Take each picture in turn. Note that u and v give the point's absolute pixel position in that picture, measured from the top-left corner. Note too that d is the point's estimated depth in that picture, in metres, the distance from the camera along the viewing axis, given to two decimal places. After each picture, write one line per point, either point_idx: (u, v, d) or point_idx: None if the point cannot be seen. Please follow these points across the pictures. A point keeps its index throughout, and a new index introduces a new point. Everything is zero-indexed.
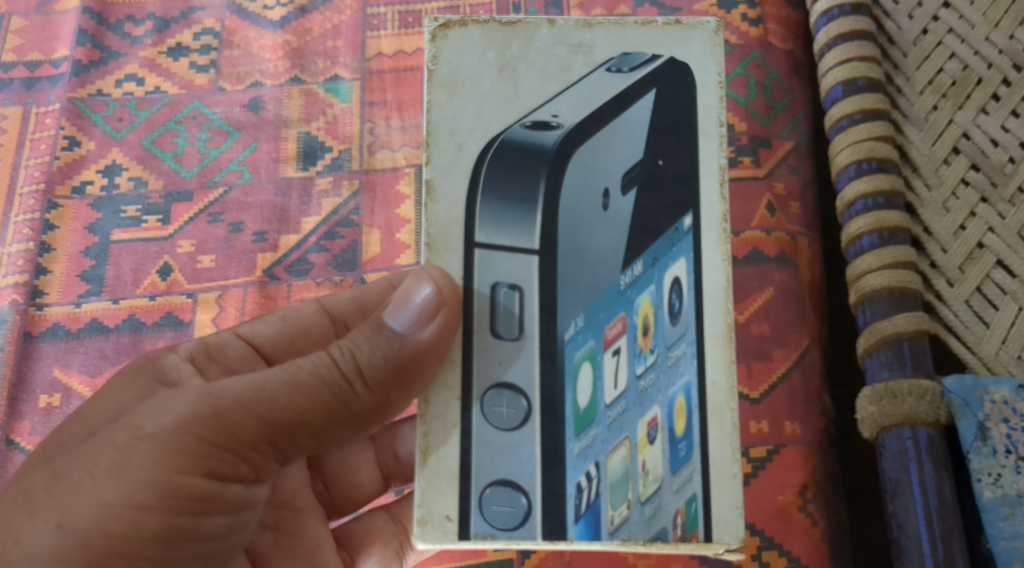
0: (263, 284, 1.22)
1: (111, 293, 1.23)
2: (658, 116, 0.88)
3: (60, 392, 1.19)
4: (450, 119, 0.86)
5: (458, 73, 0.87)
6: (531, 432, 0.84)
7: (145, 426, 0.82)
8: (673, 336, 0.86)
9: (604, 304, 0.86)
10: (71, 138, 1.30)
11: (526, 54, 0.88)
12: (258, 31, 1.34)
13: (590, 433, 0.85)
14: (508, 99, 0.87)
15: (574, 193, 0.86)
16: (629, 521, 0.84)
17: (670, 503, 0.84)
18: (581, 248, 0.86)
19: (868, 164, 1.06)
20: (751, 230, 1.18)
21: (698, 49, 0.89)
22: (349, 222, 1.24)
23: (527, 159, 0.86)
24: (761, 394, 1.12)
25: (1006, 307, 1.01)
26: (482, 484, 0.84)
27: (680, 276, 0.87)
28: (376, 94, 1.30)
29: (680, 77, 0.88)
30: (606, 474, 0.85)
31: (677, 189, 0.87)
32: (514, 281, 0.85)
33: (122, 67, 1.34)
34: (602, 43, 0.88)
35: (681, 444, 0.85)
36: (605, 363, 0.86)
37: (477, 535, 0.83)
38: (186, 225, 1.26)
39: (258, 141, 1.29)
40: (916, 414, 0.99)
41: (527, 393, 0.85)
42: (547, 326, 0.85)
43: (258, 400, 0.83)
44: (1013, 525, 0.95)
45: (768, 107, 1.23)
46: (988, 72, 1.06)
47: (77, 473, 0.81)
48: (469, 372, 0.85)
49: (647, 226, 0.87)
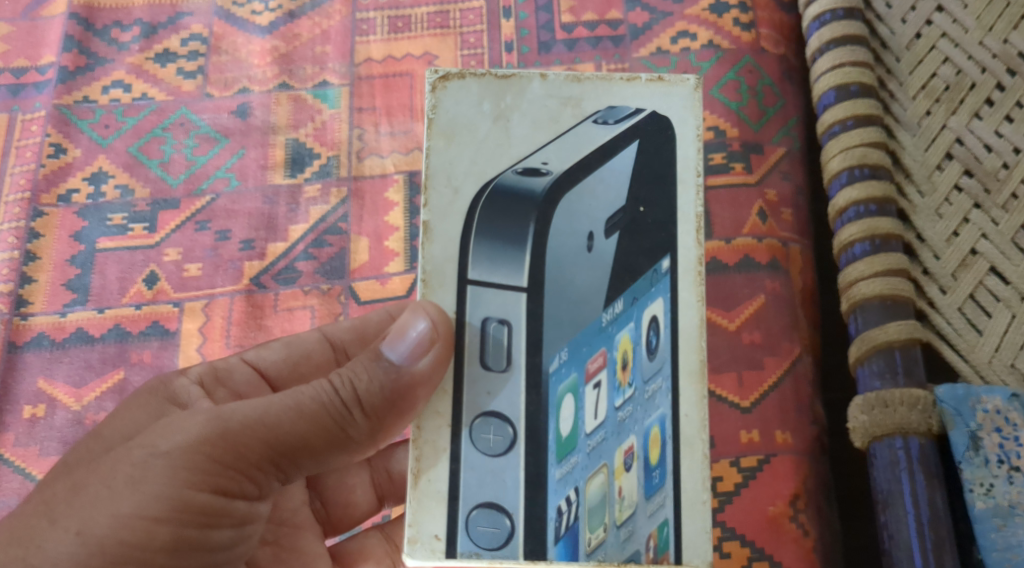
0: (250, 293, 1.21)
1: (97, 301, 1.22)
2: (640, 165, 0.87)
3: (44, 402, 1.17)
4: (445, 163, 0.85)
5: (456, 121, 0.86)
6: (516, 457, 0.84)
7: (160, 443, 0.82)
8: (650, 370, 0.86)
9: (587, 339, 0.85)
10: (58, 145, 1.29)
11: (520, 105, 0.87)
12: (247, 37, 1.33)
13: (571, 460, 0.84)
14: (501, 147, 0.86)
15: (560, 236, 0.85)
16: (604, 543, 0.84)
17: (643, 527, 0.84)
18: (566, 285, 0.85)
19: (860, 171, 1.05)
20: (743, 237, 1.17)
21: (679, 104, 0.88)
22: (338, 229, 1.23)
23: (517, 204, 0.85)
24: (752, 402, 1.11)
25: (1000, 314, 1.00)
26: (468, 506, 0.83)
27: (658, 314, 0.86)
28: (365, 100, 1.29)
29: (662, 130, 0.87)
30: (584, 499, 0.84)
31: (656, 234, 0.86)
32: (504, 316, 0.84)
33: (109, 73, 1.33)
34: (590, 97, 0.87)
35: (655, 472, 0.85)
36: (587, 396, 0.85)
37: (463, 553, 0.82)
38: (173, 233, 1.24)
39: (246, 147, 1.28)
40: (908, 424, 0.98)
41: (513, 421, 0.84)
42: (533, 359, 0.84)
43: (264, 424, 0.82)
44: (1005, 536, 0.94)
45: (760, 112, 1.22)
46: (982, 76, 1.05)
47: (95, 485, 0.81)
48: (460, 400, 0.84)
49: (628, 267, 0.86)
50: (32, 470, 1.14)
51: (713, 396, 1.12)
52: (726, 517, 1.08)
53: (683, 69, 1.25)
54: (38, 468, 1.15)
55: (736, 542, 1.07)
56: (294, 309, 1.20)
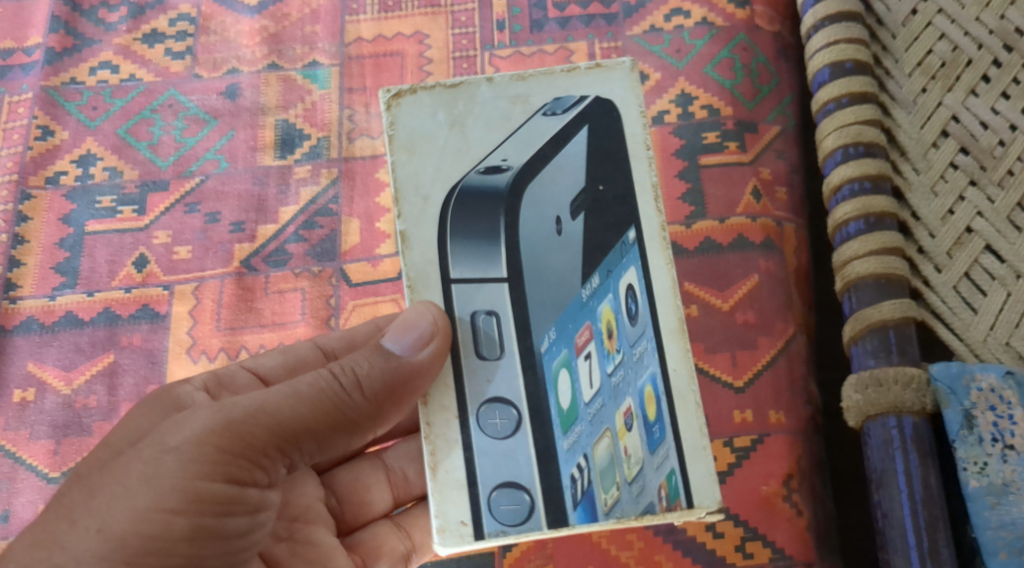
0: (241, 275, 1.20)
1: (86, 285, 1.21)
2: (593, 147, 0.88)
3: (34, 386, 1.17)
4: (410, 173, 0.86)
5: (415, 135, 0.87)
6: (524, 437, 0.84)
7: (168, 440, 0.82)
8: (634, 335, 0.86)
9: (571, 316, 0.86)
10: (45, 128, 1.28)
11: (472, 110, 0.88)
12: (235, 17, 1.32)
13: (576, 430, 0.85)
14: (461, 151, 0.87)
15: (530, 225, 0.86)
16: (620, 502, 0.84)
17: (652, 480, 0.84)
18: (542, 270, 0.86)
19: (855, 149, 1.05)
20: (736, 217, 1.16)
21: (619, 87, 0.89)
22: (328, 211, 1.22)
23: (485, 202, 0.86)
24: (745, 382, 1.11)
25: (995, 293, 1.00)
26: (487, 488, 0.83)
27: (633, 283, 0.87)
28: (355, 80, 1.28)
29: (607, 112, 0.88)
30: (594, 463, 0.84)
31: (619, 209, 0.87)
32: (492, 308, 0.85)
33: (96, 54, 1.31)
34: (536, 92, 0.88)
35: (655, 427, 0.85)
36: (580, 368, 0.86)
37: (490, 534, 0.83)
38: (162, 215, 1.23)
39: (235, 129, 1.27)
40: (902, 402, 0.98)
41: (516, 402, 0.85)
42: (525, 342, 0.85)
43: (269, 412, 0.83)
44: (998, 514, 0.94)
45: (754, 90, 1.21)
46: (978, 52, 1.06)
47: (111, 484, 0.81)
48: (462, 392, 0.85)
49: (599, 243, 0.86)
50: (23, 455, 1.14)
51: (706, 376, 1.12)
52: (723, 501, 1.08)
53: (677, 48, 1.25)
54: (29, 452, 1.14)
55: (730, 522, 1.07)
56: (285, 292, 1.19)
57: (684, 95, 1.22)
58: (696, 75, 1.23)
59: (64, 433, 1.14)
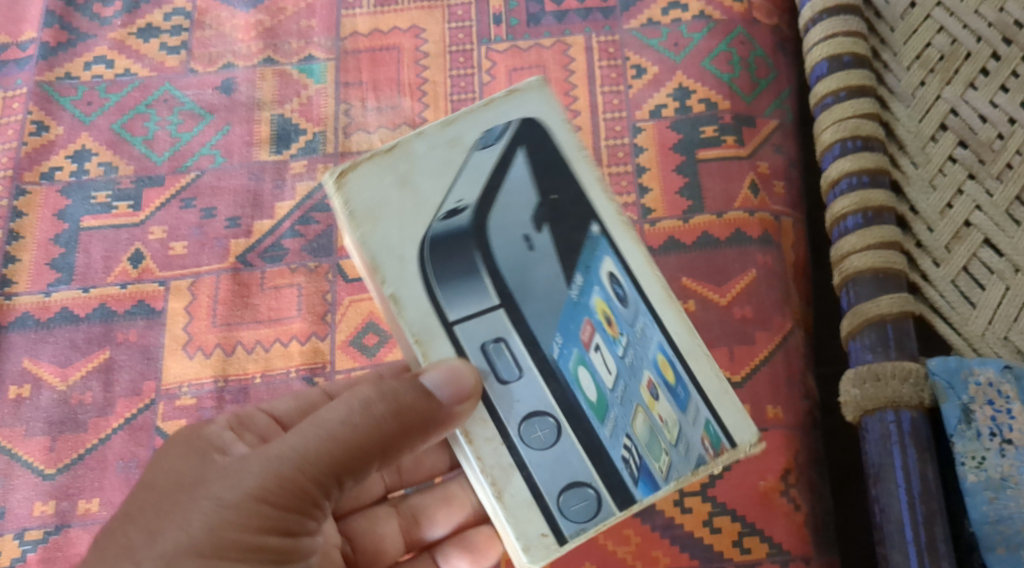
0: (237, 271, 1.19)
1: (81, 281, 1.20)
2: (534, 163, 0.87)
3: (30, 382, 1.16)
4: (379, 241, 0.85)
5: (372, 205, 0.85)
6: (567, 438, 0.85)
7: (226, 493, 0.83)
8: (630, 315, 0.87)
9: (569, 316, 0.86)
10: (40, 123, 1.27)
11: (415, 166, 0.86)
12: (230, 11, 1.31)
13: (610, 418, 0.86)
14: (419, 206, 0.85)
15: (504, 252, 0.86)
16: (673, 464, 0.85)
17: (693, 434, 0.86)
18: (529, 287, 0.86)
19: (853, 143, 1.05)
20: (734, 211, 1.16)
21: (537, 103, 0.88)
22: (324, 206, 1.21)
23: (456, 244, 0.85)
24: (743, 377, 1.11)
25: (993, 287, 1.00)
26: (553, 493, 0.84)
27: (613, 269, 0.87)
28: (351, 75, 1.27)
29: (534, 129, 0.87)
30: (638, 439, 0.86)
31: (576, 211, 0.87)
32: (498, 335, 0.85)
33: (91, 49, 1.31)
34: (465, 129, 0.87)
35: (679, 390, 0.87)
36: (593, 361, 0.86)
37: (572, 534, 0.83)
38: (158, 211, 1.23)
39: (231, 124, 1.26)
40: (900, 397, 0.98)
41: (550, 410, 0.85)
42: (536, 354, 0.85)
43: (316, 463, 0.84)
44: (996, 508, 0.94)
45: (752, 84, 1.21)
46: (977, 45, 1.06)
47: (173, 530, 0.83)
48: (499, 420, 0.85)
49: (571, 247, 0.86)
50: (19, 451, 1.14)
51: None
52: (720, 496, 1.08)
53: (674, 41, 1.24)
54: (25, 449, 1.14)
55: (727, 517, 1.07)
56: (281, 288, 1.18)
57: (682, 88, 1.22)
58: (695, 69, 1.22)
59: (60, 429, 1.14)
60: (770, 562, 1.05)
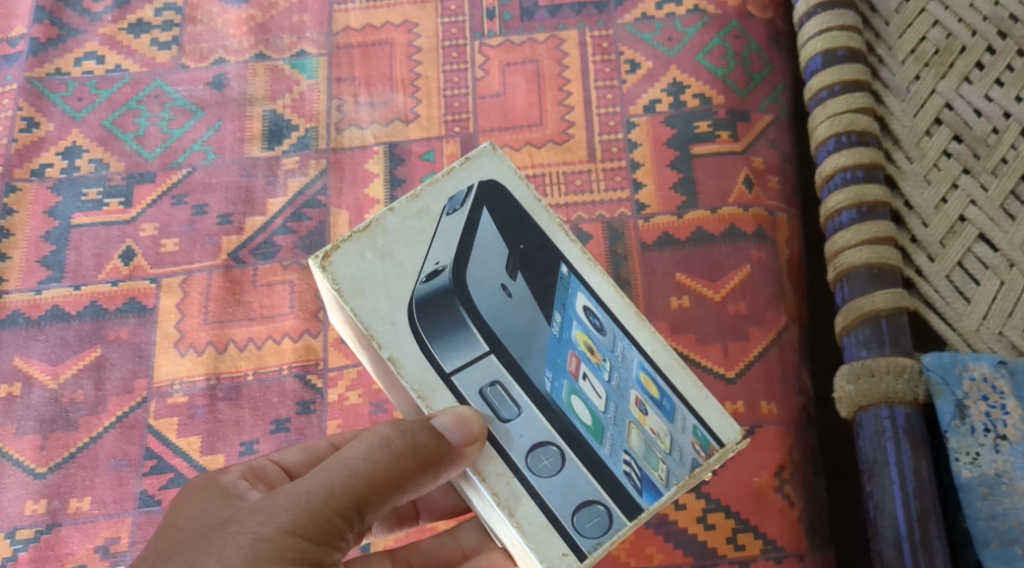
0: (229, 268, 1.19)
1: (72, 278, 1.19)
2: (498, 219, 0.89)
3: (20, 380, 1.15)
4: (369, 310, 0.85)
5: (357, 279, 0.85)
6: (571, 462, 0.84)
7: (260, 527, 0.82)
8: (608, 341, 0.88)
9: (554, 351, 0.87)
10: (30, 120, 1.27)
11: (390, 238, 0.86)
12: (222, 6, 1.31)
13: (607, 437, 0.85)
14: (401, 274, 0.86)
15: (486, 303, 0.87)
16: (671, 471, 0.85)
17: (685, 440, 0.86)
18: (513, 332, 0.86)
19: (848, 137, 1.05)
20: (728, 207, 1.16)
21: (490, 168, 0.89)
22: (317, 203, 1.21)
23: (440, 304, 0.86)
24: (737, 373, 1.10)
25: (988, 282, 1.00)
26: (567, 515, 0.83)
27: (587, 303, 0.88)
28: (343, 70, 1.27)
29: (493, 190, 0.89)
30: (636, 453, 0.85)
31: (545, 257, 0.88)
32: (494, 379, 0.85)
33: (82, 45, 1.30)
34: (430, 198, 0.88)
35: (666, 401, 0.87)
36: (583, 389, 0.86)
37: (591, 550, 0.83)
38: (149, 208, 1.22)
39: (223, 120, 1.25)
40: (894, 393, 0.97)
41: (551, 439, 0.85)
42: (530, 391, 0.85)
43: (344, 495, 0.83)
44: (990, 505, 0.94)
45: (747, 79, 1.21)
46: (972, 39, 1.06)
47: (212, 565, 0.81)
48: (505, 455, 0.84)
49: (545, 291, 0.88)
50: (9, 450, 1.13)
51: (698, 367, 1.11)
52: (713, 493, 1.07)
53: (668, 35, 1.24)
54: (16, 448, 1.13)
55: (721, 514, 1.06)
56: (273, 285, 1.18)
57: (676, 83, 1.22)
58: (688, 64, 1.22)
59: (51, 428, 1.13)
60: (763, 559, 1.05)
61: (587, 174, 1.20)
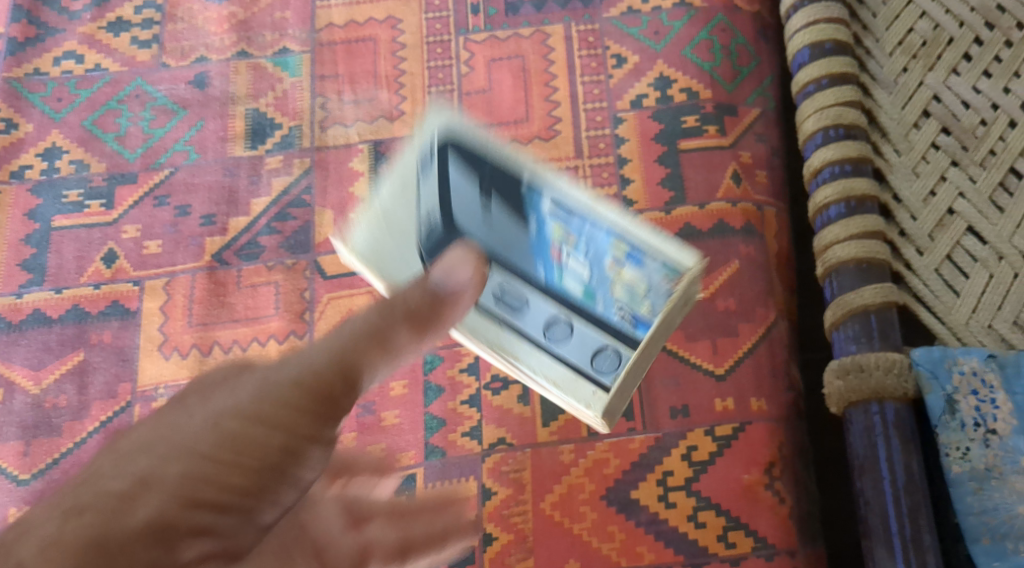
0: (213, 270, 1.17)
1: (54, 281, 1.18)
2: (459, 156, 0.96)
3: (2, 386, 1.14)
4: (394, 269, 0.97)
5: (377, 248, 0.98)
6: (577, 325, 0.96)
7: (272, 371, 0.80)
8: (576, 224, 0.94)
9: (536, 250, 0.95)
10: (9, 121, 1.25)
11: (385, 210, 0.98)
12: (203, 4, 1.29)
13: (599, 300, 0.95)
14: (406, 233, 0.98)
15: (471, 226, 0.96)
16: (654, 304, 0.93)
17: (654, 272, 0.92)
18: (503, 244, 0.96)
19: (835, 131, 1.05)
20: (717, 202, 1.15)
21: (439, 117, 0.96)
22: (301, 202, 1.19)
23: (441, 242, 0.96)
24: (727, 369, 1.09)
25: (977, 275, 0.99)
26: (583, 361, 0.95)
27: (552, 199, 0.94)
28: (327, 67, 1.25)
29: (447, 134, 0.96)
30: (621, 297, 0.94)
31: (506, 174, 0.95)
32: (498, 284, 0.96)
33: (60, 44, 1.28)
34: (402, 166, 0.99)
35: (637, 252, 0.93)
36: (569, 270, 0.95)
37: (613, 381, 0.95)
38: (131, 210, 1.20)
39: (205, 119, 1.24)
40: (883, 388, 0.97)
41: (553, 313, 0.96)
42: (529, 285, 0.96)
43: (356, 344, 0.82)
44: (981, 499, 0.93)
45: (734, 72, 1.20)
46: (960, 30, 1.06)
47: (220, 393, 0.79)
48: (518, 328, 0.97)
49: (517, 204, 0.95)
50: None
51: (687, 364, 1.10)
52: (703, 491, 1.06)
53: (655, 29, 1.23)
54: None
55: (711, 512, 1.05)
56: (258, 286, 1.16)
57: (663, 78, 1.21)
58: (675, 57, 1.21)
59: (34, 433, 1.12)
60: (754, 557, 1.04)
61: (574, 171, 1.18)
